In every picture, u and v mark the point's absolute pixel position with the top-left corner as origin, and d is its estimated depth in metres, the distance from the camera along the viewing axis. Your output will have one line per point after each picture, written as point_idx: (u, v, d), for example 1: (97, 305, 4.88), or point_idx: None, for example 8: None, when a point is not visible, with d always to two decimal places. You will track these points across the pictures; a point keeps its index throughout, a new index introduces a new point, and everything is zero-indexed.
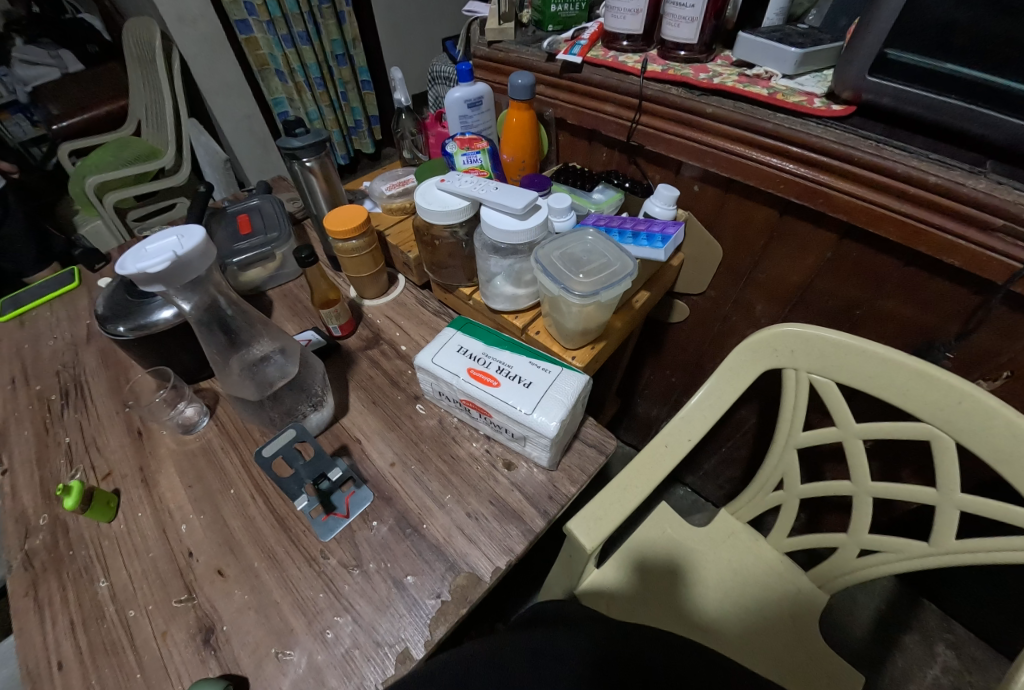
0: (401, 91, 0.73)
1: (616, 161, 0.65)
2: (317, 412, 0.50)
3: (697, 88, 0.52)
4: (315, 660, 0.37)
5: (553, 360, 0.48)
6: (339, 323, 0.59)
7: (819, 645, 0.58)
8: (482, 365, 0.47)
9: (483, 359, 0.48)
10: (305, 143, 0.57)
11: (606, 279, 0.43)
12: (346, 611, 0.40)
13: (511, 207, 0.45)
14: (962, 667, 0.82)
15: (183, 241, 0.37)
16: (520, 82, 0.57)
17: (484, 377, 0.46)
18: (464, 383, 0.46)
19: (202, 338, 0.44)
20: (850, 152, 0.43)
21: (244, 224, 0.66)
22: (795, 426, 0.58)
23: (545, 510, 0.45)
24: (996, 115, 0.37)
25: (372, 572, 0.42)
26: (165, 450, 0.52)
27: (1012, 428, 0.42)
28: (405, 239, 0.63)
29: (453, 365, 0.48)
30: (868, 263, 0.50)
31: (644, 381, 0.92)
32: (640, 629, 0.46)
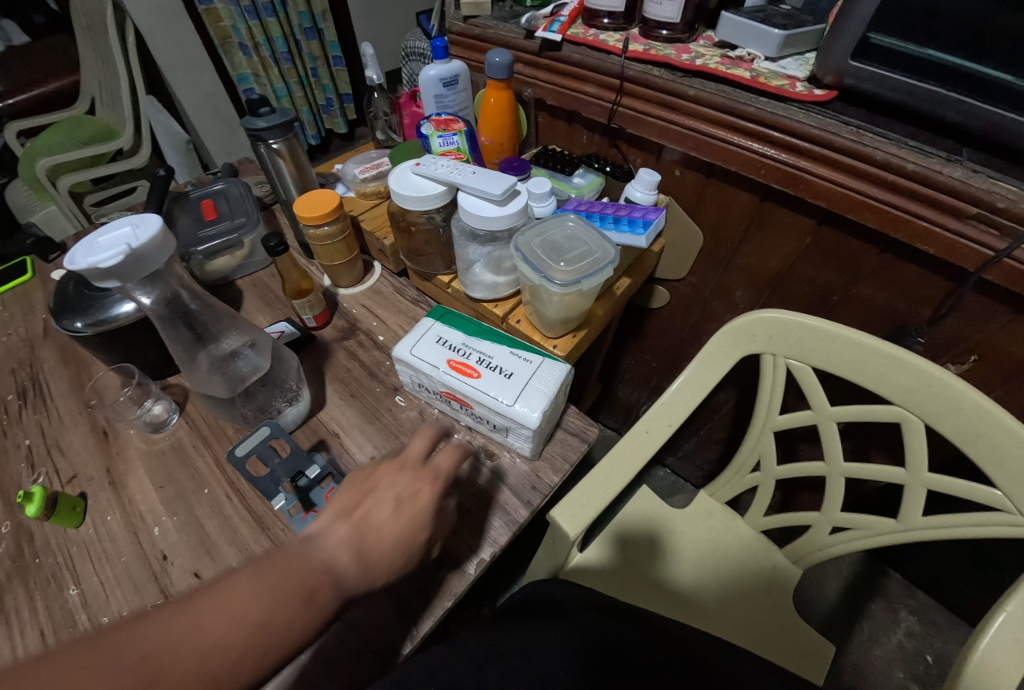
0: (372, 68, 0.69)
1: (596, 144, 0.64)
2: (292, 407, 0.48)
3: (679, 69, 0.51)
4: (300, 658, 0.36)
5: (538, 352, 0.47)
6: (313, 314, 0.57)
7: (794, 618, 0.60)
8: (462, 356, 0.46)
9: (463, 350, 0.47)
10: (269, 123, 0.54)
11: (587, 267, 0.42)
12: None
13: (490, 193, 0.44)
14: (922, 630, 0.88)
15: (138, 232, 0.34)
16: (496, 60, 0.54)
17: (463, 368, 0.45)
18: (442, 375, 0.45)
19: (164, 333, 0.42)
20: (830, 138, 0.43)
21: (209, 210, 0.63)
22: (773, 410, 0.59)
23: (528, 500, 0.45)
24: (975, 103, 0.37)
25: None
26: (134, 450, 0.50)
27: (977, 410, 0.44)
28: (380, 224, 0.61)
29: (432, 356, 0.46)
30: (845, 249, 0.51)
31: (624, 366, 0.92)
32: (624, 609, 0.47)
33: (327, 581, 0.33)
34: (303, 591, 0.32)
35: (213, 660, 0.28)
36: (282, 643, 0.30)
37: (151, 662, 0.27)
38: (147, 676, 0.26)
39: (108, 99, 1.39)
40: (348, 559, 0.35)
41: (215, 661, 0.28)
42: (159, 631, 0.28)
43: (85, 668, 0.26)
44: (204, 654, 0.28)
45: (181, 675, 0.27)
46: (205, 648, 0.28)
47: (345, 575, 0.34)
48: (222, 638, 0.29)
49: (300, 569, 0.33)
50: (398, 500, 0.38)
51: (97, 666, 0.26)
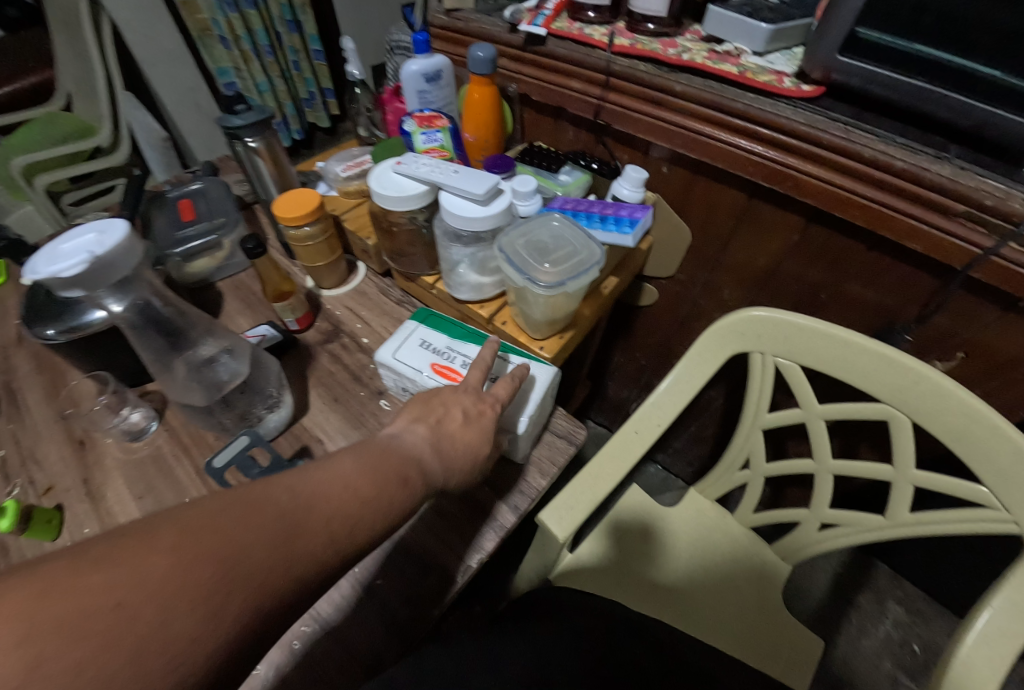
0: (354, 63, 0.67)
1: (583, 140, 0.63)
2: (273, 413, 0.47)
3: (666, 64, 0.50)
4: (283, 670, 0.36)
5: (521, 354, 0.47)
6: (295, 317, 0.56)
7: (784, 614, 0.60)
8: (446, 360, 0.45)
9: (446, 352, 0.46)
10: (246, 121, 0.52)
11: (573, 268, 0.41)
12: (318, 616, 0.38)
13: (472, 193, 0.43)
14: (909, 621, 0.89)
15: (103, 238, 0.33)
16: (479, 54, 0.53)
17: (446, 370, 0.45)
18: (425, 376, 0.44)
19: (137, 343, 0.40)
20: (818, 135, 0.42)
21: (187, 210, 0.62)
22: (761, 408, 0.59)
23: (516, 505, 0.44)
24: (963, 100, 0.37)
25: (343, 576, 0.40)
26: (111, 460, 0.49)
27: (964, 407, 0.44)
28: (362, 224, 0.60)
29: (416, 361, 0.45)
30: (833, 247, 0.51)
31: (614, 364, 0.92)
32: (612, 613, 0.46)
33: (416, 473, 0.31)
34: (398, 474, 0.30)
35: (337, 524, 0.26)
36: (384, 522, 0.28)
37: (287, 519, 0.24)
38: (288, 533, 0.24)
39: (84, 93, 1.34)
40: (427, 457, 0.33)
41: (337, 524, 0.26)
42: (279, 492, 0.25)
43: (228, 518, 0.23)
44: (329, 517, 0.26)
45: (317, 543, 0.24)
46: (330, 511, 0.26)
47: (431, 470, 0.32)
48: (339, 502, 0.26)
49: (393, 457, 0.31)
50: (467, 415, 0.37)
51: (238, 517, 0.23)
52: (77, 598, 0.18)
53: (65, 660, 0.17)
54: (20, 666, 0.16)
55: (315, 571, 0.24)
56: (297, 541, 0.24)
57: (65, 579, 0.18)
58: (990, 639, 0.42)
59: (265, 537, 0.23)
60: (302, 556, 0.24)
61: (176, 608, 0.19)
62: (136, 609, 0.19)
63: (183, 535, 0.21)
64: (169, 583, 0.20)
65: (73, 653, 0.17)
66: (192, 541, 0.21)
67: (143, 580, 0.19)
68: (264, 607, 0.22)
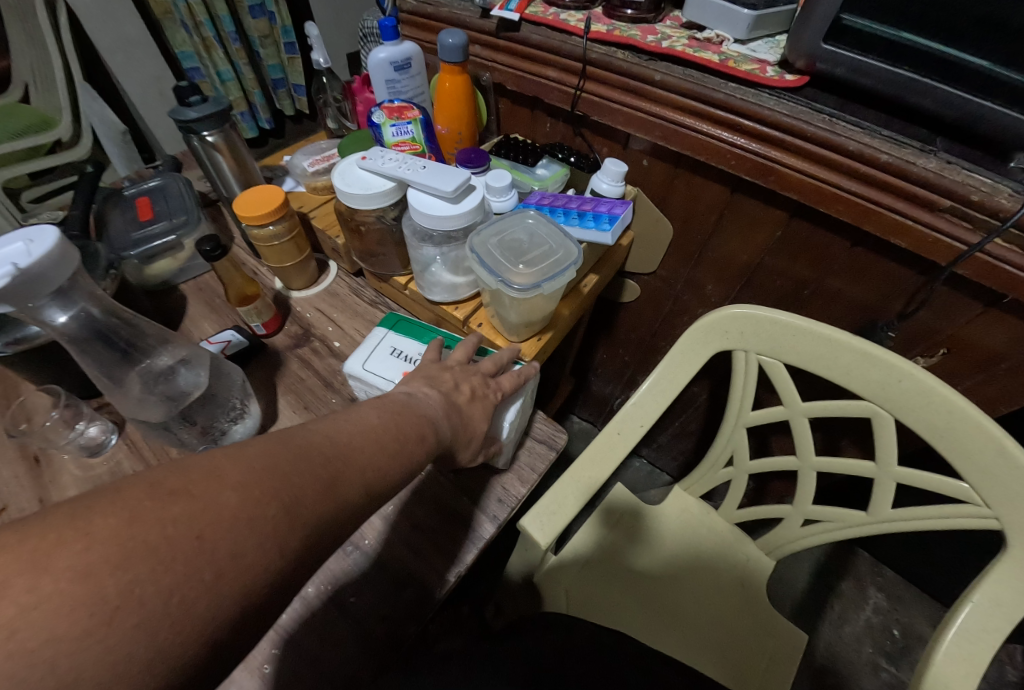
0: (318, 50, 0.63)
1: (561, 132, 0.60)
2: (238, 425, 0.45)
3: (645, 52, 0.48)
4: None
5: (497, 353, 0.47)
6: (261, 321, 0.53)
7: (768, 610, 0.60)
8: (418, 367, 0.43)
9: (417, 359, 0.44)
10: (201, 113, 0.49)
11: (549, 268, 0.39)
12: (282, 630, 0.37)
13: (441, 190, 0.41)
14: (889, 606, 0.91)
15: (32, 247, 0.30)
16: (449, 41, 0.50)
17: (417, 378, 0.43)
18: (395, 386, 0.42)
19: (82, 357, 0.37)
20: (802, 127, 0.41)
21: (145, 209, 0.58)
22: (745, 406, 0.58)
23: (494, 514, 0.43)
24: (950, 91, 0.36)
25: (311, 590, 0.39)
26: (68, 478, 0.46)
27: (945, 404, 0.44)
28: (331, 222, 0.57)
29: (387, 370, 0.43)
30: (816, 242, 0.49)
31: (598, 360, 0.91)
32: None
33: (431, 432, 0.32)
34: (415, 431, 0.31)
35: (372, 474, 0.27)
36: (408, 472, 0.29)
37: (328, 467, 0.25)
38: (330, 480, 0.25)
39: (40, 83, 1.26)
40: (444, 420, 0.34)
41: (369, 476, 0.27)
42: (317, 441, 0.26)
43: (280, 464, 0.23)
44: (364, 468, 0.27)
45: (353, 492, 0.26)
46: (365, 462, 0.27)
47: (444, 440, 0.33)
48: (369, 456, 0.27)
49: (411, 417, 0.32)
50: (474, 392, 0.38)
51: (290, 462, 0.24)
52: (159, 526, 0.19)
53: (158, 583, 0.18)
54: (120, 586, 0.17)
55: (354, 516, 0.25)
56: (338, 487, 0.25)
57: (148, 511, 0.19)
58: (969, 635, 0.42)
59: (312, 482, 0.24)
60: (342, 501, 0.25)
61: (247, 539, 0.20)
62: (214, 539, 0.20)
63: (251, 473, 0.22)
64: (241, 515, 0.21)
65: (159, 575, 0.18)
66: (255, 481, 0.22)
67: (218, 512, 0.20)
68: (316, 543, 0.23)
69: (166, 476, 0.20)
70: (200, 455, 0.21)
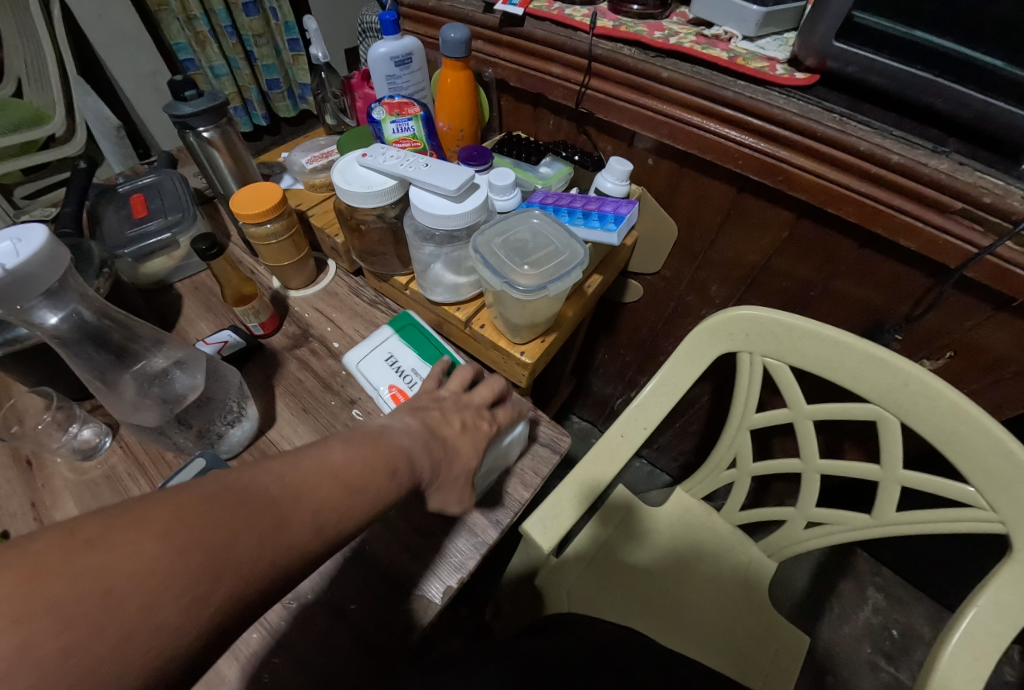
0: (317, 44, 0.62)
1: (564, 129, 0.59)
2: (236, 428, 0.44)
3: (652, 49, 0.47)
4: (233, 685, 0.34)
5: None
6: (258, 321, 0.52)
7: (771, 612, 0.59)
8: (405, 385, 0.45)
9: (405, 374, 0.45)
10: (197, 109, 0.48)
11: (555, 270, 0.38)
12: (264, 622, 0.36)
13: (444, 188, 0.40)
14: (888, 606, 0.91)
15: (20, 247, 0.29)
16: (451, 36, 0.49)
17: (400, 394, 0.44)
18: (380, 398, 0.44)
19: (73, 359, 0.36)
20: (812, 127, 0.40)
21: (139, 206, 0.57)
22: (749, 408, 0.57)
23: (498, 519, 0.42)
24: (964, 91, 0.35)
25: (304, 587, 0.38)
26: (60, 482, 0.45)
27: (953, 408, 0.43)
28: (330, 220, 0.56)
29: (376, 376, 0.45)
30: (824, 243, 0.49)
31: (599, 360, 0.90)
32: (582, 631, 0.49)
33: (406, 466, 0.31)
34: (386, 466, 0.29)
35: (325, 514, 0.25)
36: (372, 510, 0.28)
37: (274, 509, 0.23)
38: (274, 522, 0.23)
39: None
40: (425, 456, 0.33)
41: (325, 515, 0.25)
42: (266, 479, 0.24)
43: (217, 508, 0.21)
44: (316, 508, 0.25)
45: (302, 534, 0.24)
46: (318, 500, 0.25)
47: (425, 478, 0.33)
48: (326, 494, 0.26)
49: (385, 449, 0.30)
50: (465, 424, 0.37)
51: (232, 508, 0.22)
52: (72, 580, 0.17)
53: (51, 643, 0.16)
54: (9, 647, 0.16)
55: (301, 558, 0.24)
56: (283, 533, 0.23)
57: (57, 561, 0.17)
58: (975, 640, 0.42)
59: (251, 525, 0.22)
60: (286, 546, 0.23)
61: (164, 594, 0.19)
62: (124, 596, 0.18)
63: (175, 520, 0.20)
64: (158, 569, 0.19)
65: (59, 633, 0.17)
66: (187, 526, 0.20)
67: (134, 563, 0.18)
68: (253, 591, 0.22)
69: (82, 524, 0.18)
70: (125, 501, 0.20)
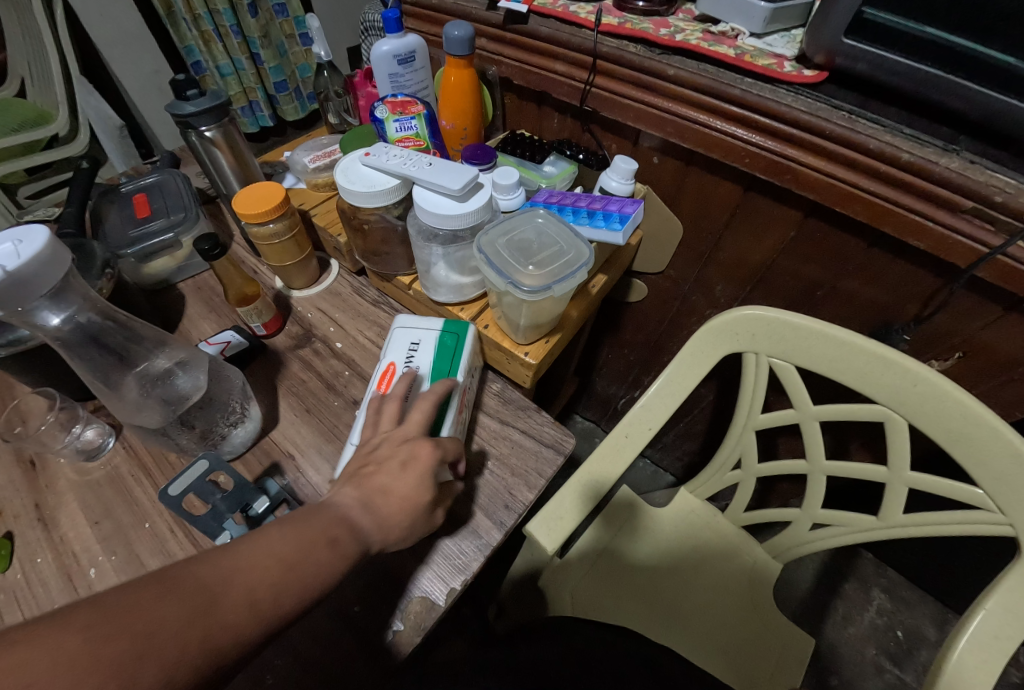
0: (320, 43, 0.62)
1: (568, 128, 0.59)
2: (238, 429, 0.44)
3: (658, 46, 0.46)
4: None
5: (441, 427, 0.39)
6: (261, 321, 0.52)
7: (776, 614, 0.59)
8: (403, 370, 0.43)
9: (407, 363, 0.43)
10: (199, 108, 0.47)
11: (559, 270, 0.38)
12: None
13: (448, 188, 0.39)
14: (893, 608, 0.91)
15: (21, 248, 0.28)
16: (455, 33, 0.49)
17: (386, 374, 0.43)
18: (379, 366, 0.44)
19: (76, 360, 0.36)
20: (821, 125, 0.39)
21: (142, 206, 0.57)
22: (754, 408, 0.57)
23: (502, 521, 0.41)
24: (976, 88, 0.34)
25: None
26: (64, 483, 0.45)
27: (962, 409, 0.42)
28: (333, 220, 0.56)
29: (398, 346, 0.45)
30: (832, 243, 0.48)
31: (602, 360, 0.89)
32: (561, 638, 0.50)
33: (347, 532, 0.30)
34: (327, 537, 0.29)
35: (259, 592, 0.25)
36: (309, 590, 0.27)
37: (204, 594, 0.24)
38: (204, 604, 0.23)
39: None
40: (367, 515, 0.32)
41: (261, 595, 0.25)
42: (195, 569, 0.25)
43: (143, 597, 0.22)
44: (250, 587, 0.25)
45: (235, 612, 0.24)
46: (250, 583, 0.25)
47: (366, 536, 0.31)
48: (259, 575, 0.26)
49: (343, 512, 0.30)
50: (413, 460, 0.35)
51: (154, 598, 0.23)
52: None
53: None
54: None
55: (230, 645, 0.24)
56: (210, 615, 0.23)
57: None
58: (983, 642, 0.41)
59: (179, 610, 0.23)
60: (217, 628, 0.23)
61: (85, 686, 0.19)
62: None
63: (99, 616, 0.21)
64: (73, 668, 0.19)
65: None
66: (100, 629, 0.21)
67: (53, 660, 0.19)
68: (177, 679, 0.22)
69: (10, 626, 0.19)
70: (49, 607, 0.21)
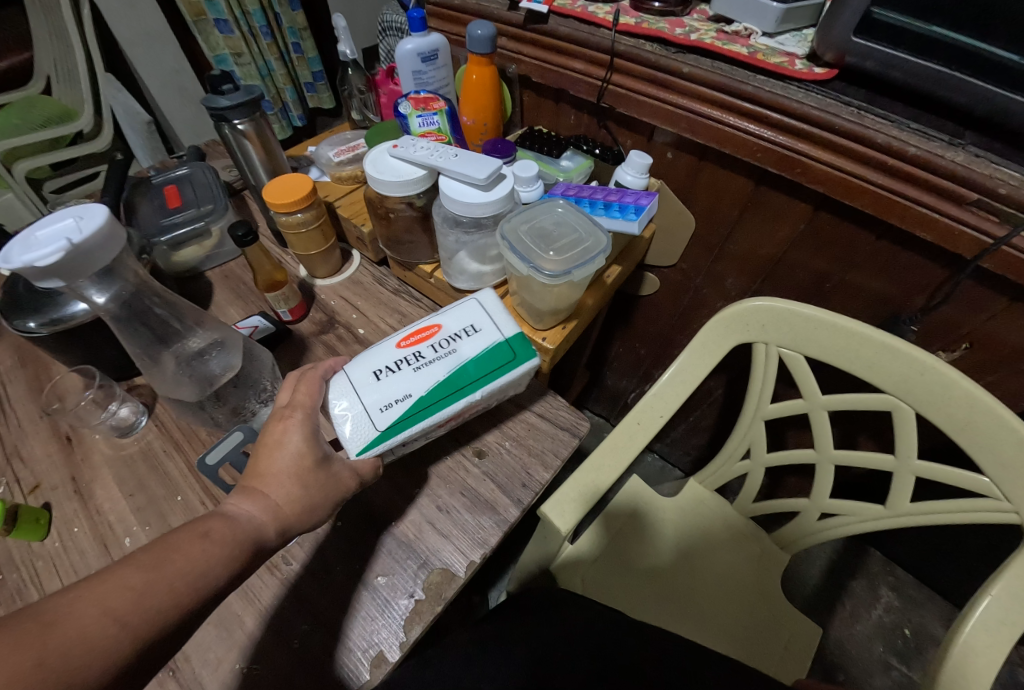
0: (345, 41, 0.64)
1: (585, 124, 0.61)
2: (266, 407, 0.46)
3: (673, 44, 0.48)
4: (260, 640, 0.36)
5: (381, 440, 0.37)
6: (288, 307, 0.54)
7: (783, 603, 0.60)
8: (440, 342, 0.40)
9: (449, 338, 0.41)
10: (233, 101, 0.50)
11: (579, 256, 0.40)
12: (288, 577, 0.39)
13: (473, 178, 0.41)
14: (901, 606, 0.91)
15: (82, 223, 0.31)
16: (478, 33, 0.51)
17: (424, 331, 0.41)
18: (429, 318, 0.42)
19: (122, 335, 0.39)
20: (831, 120, 0.41)
21: (173, 196, 0.59)
22: (764, 398, 0.58)
23: (519, 498, 0.43)
24: (981, 84, 0.36)
25: (324, 543, 0.41)
26: (99, 457, 0.47)
27: (969, 398, 0.44)
28: (357, 211, 0.58)
29: (453, 317, 0.42)
30: (841, 236, 0.50)
31: (613, 354, 0.91)
32: (563, 623, 0.51)
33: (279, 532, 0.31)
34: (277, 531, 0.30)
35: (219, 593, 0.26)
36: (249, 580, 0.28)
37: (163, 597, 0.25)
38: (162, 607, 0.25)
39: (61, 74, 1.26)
40: (285, 522, 0.33)
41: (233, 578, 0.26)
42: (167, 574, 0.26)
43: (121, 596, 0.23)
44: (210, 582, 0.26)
45: None
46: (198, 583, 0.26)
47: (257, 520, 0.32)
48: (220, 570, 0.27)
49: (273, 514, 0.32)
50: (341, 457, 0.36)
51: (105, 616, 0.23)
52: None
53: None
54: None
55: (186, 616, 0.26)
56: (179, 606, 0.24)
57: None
58: (989, 627, 0.42)
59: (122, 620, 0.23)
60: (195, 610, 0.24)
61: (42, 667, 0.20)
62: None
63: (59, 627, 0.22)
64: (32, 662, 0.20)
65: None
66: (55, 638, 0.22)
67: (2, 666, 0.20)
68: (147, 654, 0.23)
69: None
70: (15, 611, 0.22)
